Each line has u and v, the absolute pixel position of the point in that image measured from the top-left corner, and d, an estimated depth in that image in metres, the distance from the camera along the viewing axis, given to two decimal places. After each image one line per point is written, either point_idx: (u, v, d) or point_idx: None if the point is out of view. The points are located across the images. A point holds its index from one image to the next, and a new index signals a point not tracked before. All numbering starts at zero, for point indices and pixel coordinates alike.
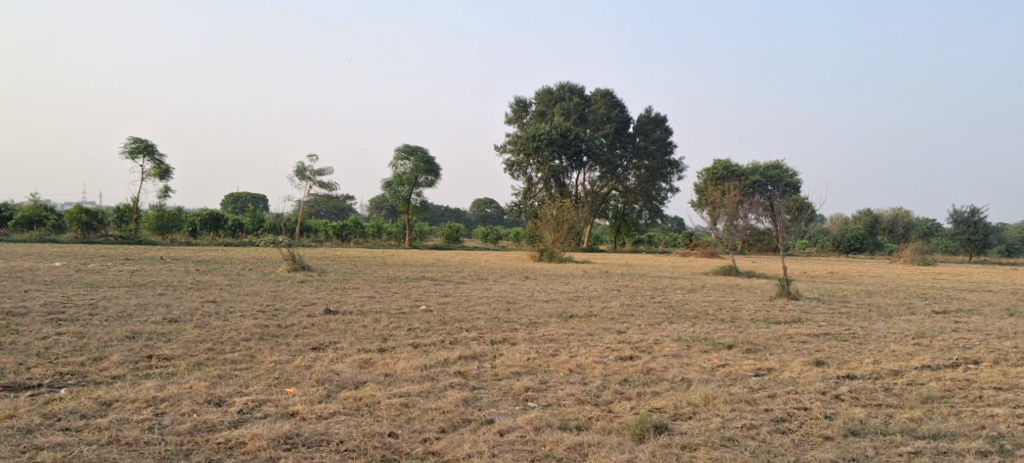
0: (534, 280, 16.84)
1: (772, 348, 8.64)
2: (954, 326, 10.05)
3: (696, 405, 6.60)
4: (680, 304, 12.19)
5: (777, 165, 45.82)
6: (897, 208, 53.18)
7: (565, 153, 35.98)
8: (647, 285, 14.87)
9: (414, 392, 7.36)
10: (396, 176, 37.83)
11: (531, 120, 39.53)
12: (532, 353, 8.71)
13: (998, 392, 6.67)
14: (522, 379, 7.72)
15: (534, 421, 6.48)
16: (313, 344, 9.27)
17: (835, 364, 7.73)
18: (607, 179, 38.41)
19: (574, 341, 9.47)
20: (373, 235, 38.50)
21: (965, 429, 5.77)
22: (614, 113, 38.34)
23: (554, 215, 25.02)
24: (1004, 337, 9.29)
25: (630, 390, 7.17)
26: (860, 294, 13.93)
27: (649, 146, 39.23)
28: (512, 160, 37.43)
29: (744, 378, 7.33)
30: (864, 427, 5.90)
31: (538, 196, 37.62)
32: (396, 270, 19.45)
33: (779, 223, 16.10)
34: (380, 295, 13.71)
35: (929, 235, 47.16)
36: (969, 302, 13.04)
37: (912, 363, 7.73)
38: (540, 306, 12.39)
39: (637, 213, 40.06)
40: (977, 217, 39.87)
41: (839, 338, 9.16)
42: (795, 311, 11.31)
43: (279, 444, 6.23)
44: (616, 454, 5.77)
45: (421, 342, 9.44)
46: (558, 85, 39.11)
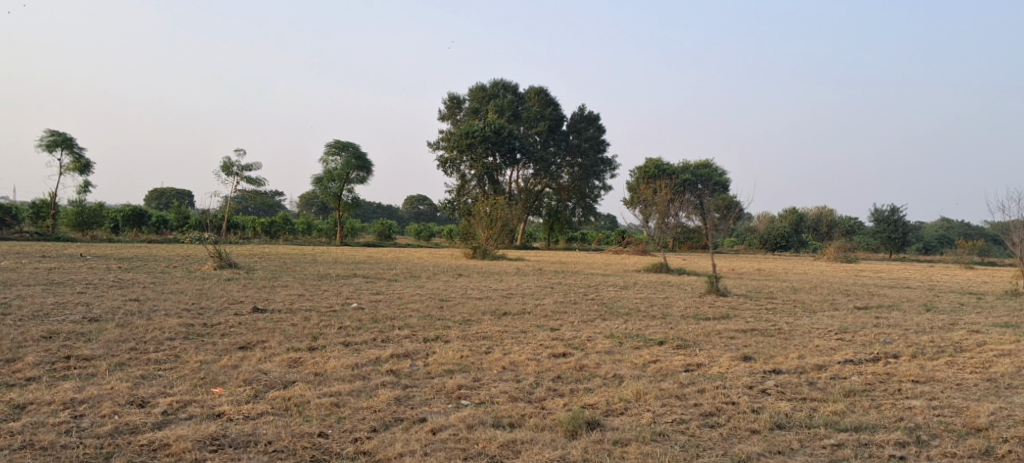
0: (468, 278, 16.72)
1: (701, 343, 8.82)
2: (875, 322, 10.44)
3: (627, 400, 6.68)
4: (612, 301, 12.32)
5: (707, 164, 46.90)
6: (821, 207, 55.10)
7: (499, 151, 35.97)
8: (580, 282, 15.02)
9: (345, 391, 7.23)
10: (326, 172, 37.20)
11: (465, 117, 39.34)
12: (465, 351, 8.67)
13: (914, 384, 6.95)
14: (455, 376, 7.68)
15: (467, 419, 6.44)
16: (240, 343, 9.00)
17: (761, 359, 7.93)
18: (540, 176, 38.56)
19: (507, 338, 9.46)
20: (304, 232, 37.76)
21: (885, 421, 5.98)
22: (548, 111, 38.57)
23: (488, 213, 25.00)
24: (921, 331, 9.69)
25: (562, 387, 7.20)
26: (786, 291, 14.36)
27: (582, 144, 39.64)
28: (445, 157, 37.18)
29: (674, 374, 7.45)
30: (789, 421, 6.06)
31: (471, 194, 37.52)
32: (328, 268, 19.02)
33: (706, 222, 16.26)
34: (311, 293, 13.44)
35: (851, 232, 48.99)
36: (889, 298, 13.58)
37: (835, 357, 8.00)
38: (473, 304, 12.37)
39: (570, 211, 40.37)
40: (897, 215, 41.69)
41: (765, 334, 9.41)
42: (724, 308, 11.54)
43: (204, 445, 6.02)
44: (549, 451, 5.77)
45: (352, 340, 9.30)
46: (491, 82, 39.09)
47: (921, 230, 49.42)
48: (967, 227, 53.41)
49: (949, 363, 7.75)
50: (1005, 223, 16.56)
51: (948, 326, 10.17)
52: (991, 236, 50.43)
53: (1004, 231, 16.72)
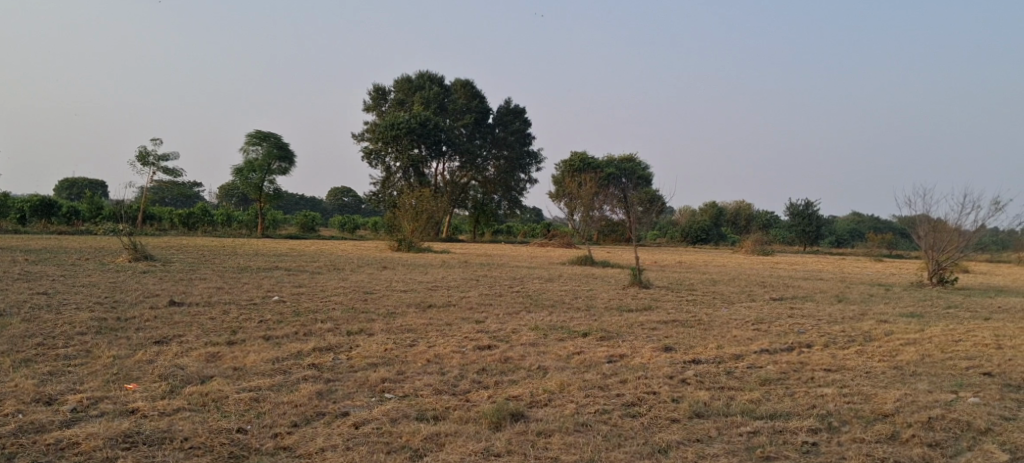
0: (393, 270, 16.54)
1: (624, 335, 8.96)
2: (790, 313, 10.82)
3: (551, 392, 6.72)
4: (537, 294, 12.37)
5: (631, 158, 47.65)
6: (740, 201, 56.81)
7: (425, 142, 35.66)
8: (506, 275, 15.04)
9: (265, 385, 7.03)
10: (246, 162, 36.14)
11: (390, 108, 38.74)
12: (389, 344, 8.55)
13: (826, 373, 7.21)
14: (379, 370, 7.57)
15: (391, 413, 6.36)
16: (155, 337, 8.66)
17: (682, 350, 8.10)
18: (467, 169, 38.44)
19: (432, 330, 9.40)
20: (223, 224, 36.66)
21: (799, 409, 6.19)
22: (474, 103, 38.60)
23: (414, 205, 24.76)
24: (833, 322, 10.09)
25: (487, 379, 7.18)
26: (706, 283, 14.73)
27: (508, 137, 39.75)
28: (370, 148, 36.61)
29: (597, 365, 7.54)
30: (708, 410, 6.21)
31: (397, 186, 37.11)
32: (248, 260, 18.49)
33: (632, 215, 16.61)
34: (230, 286, 13.04)
35: (768, 226, 50.71)
36: (804, 289, 14.08)
37: (752, 347, 8.24)
38: (398, 296, 12.23)
39: (496, 203, 40.44)
40: (811, 210, 43.37)
41: (686, 325, 9.62)
42: (646, 300, 11.77)
43: (117, 443, 5.76)
44: (473, 443, 5.75)
45: (273, 334, 9.06)
46: (417, 73, 38.75)
47: (834, 224, 51.55)
48: (876, 220, 55.96)
49: (859, 352, 8.07)
50: (911, 216, 17.41)
51: (857, 316, 10.61)
52: (897, 229, 52.90)
53: (910, 225, 17.59)
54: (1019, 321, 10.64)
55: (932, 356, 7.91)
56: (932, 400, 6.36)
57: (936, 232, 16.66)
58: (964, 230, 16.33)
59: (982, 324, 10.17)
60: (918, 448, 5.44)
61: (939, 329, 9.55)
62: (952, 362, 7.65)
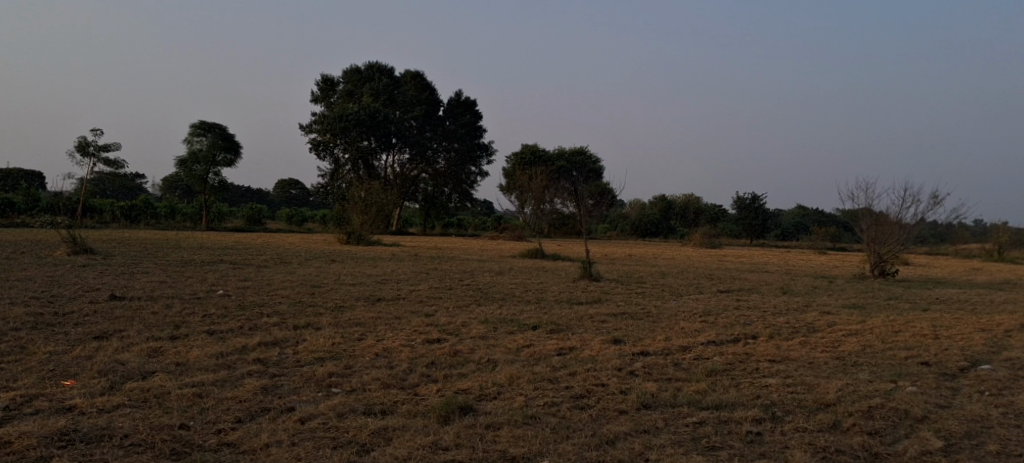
0: (342, 264, 16.32)
1: (574, 327, 8.99)
2: (736, 304, 11.00)
3: (500, 385, 6.69)
4: (487, 287, 12.32)
5: (582, 151, 47.91)
6: (688, 194, 57.62)
7: (374, 134, 35.30)
8: (456, 268, 14.97)
9: (209, 381, 6.86)
10: (190, 153, 35.27)
11: (339, 100, 38.21)
12: (337, 338, 8.43)
13: (771, 364, 7.35)
14: (326, 364, 7.45)
15: (337, 407, 6.25)
16: (95, 332, 8.38)
17: (630, 342, 8.16)
18: (417, 161, 38.12)
19: (381, 324, 9.30)
20: (167, 217, 35.81)
21: (743, 399, 6.28)
22: (423, 95, 38.37)
23: (363, 198, 24.50)
24: (778, 313, 10.29)
25: (436, 373, 7.12)
26: (655, 275, 14.89)
27: (458, 130, 39.63)
28: (318, 140, 36.05)
29: (547, 358, 7.54)
30: (655, 401, 6.26)
31: (345, 178, 36.66)
32: (192, 253, 18.06)
33: (582, 208, 16.68)
34: (173, 280, 12.69)
35: (716, 219, 51.54)
36: (750, 282, 14.34)
37: (699, 339, 8.34)
38: (347, 290, 12.09)
39: (447, 196, 40.21)
40: (758, 203, 44.29)
41: (635, 317, 9.70)
42: (596, 292, 11.85)
43: (52, 441, 5.54)
44: (421, 437, 5.69)
45: (217, 328, 8.85)
46: (366, 65, 38.31)
47: (779, 217, 52.65)
48: (820, 214, 57.38)
49: (802, 343, 8.24)
50: (853, 210, 17.86)
51: (801, 308, 10.83)
52: (840, 222, 54.33)
53: (852, 218, 18.06)
54: (955, 312, 10.99)
55: (873, 346, 8.12)
56: (871, 390, 6.52)
57: (878, 225, 17.12)
58: (905, 224, 16.81)
59: (919, 315, 10.47)
60: (858, 437, 5.56)
61: (879, 320, 9.82)
62: (892, 352, 7.86)
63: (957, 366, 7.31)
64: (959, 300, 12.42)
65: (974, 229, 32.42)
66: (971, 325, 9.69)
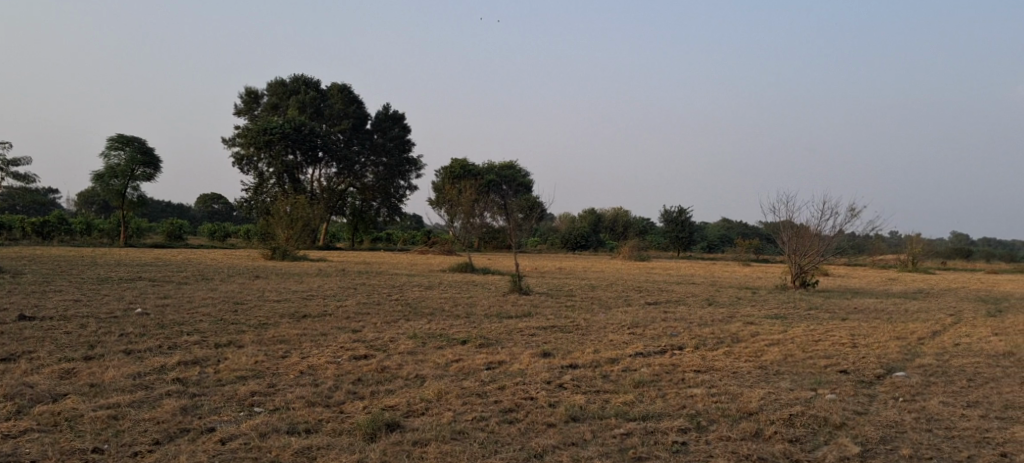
0: (266, 280, 15.89)
1: (503, 341, 8.93)
2: (663, 316, 11.15)
3: (428, 400, 6.58)
4: (416, 302, 12.17)
5: (512, 165, 48.10)
6: (617, 208, 58.51)
7: (300, 148, 34.68)
8: (385, 283, 14.74)
9: (124, 402, 6.53)
10: (107, 167, 33.93)
11: (263, 113, 37.44)
12: (260, 356, 8.16)
13: (697, 374, 7.45)
14: (249, 383, 7.20)
15: (260, 427, 6.03)
16: (0, 354, 7.90)
17: (560, 355, 8.15)
18: (344, 175, 37.60)
19: (306, 341, 9.05)
20: (82, 233, 34.27)
21: (670, 409, 6.34)
22: (351, 109, 37.93)
23: (288, 212, 23.95)
24: (703, 324, 10.46)
25: (362, 390, 6.96)
26: (584, 288, 14.97)
27: (387, 143, 39.35)
28: (241, 153, 35.18)
29: (476, 372, 7.46)
30: (584, 413, 6.25)
31: (270, 192, 35.82)
32: (109, 271, 17.32)
33: (512, 221, 16.71)
34: (88, 298, 12.11)
35: (644, 233, 52.46)
36: (677, 294, 14.56)
37: (627, 351, 8.40)
38: (271, 306, 11.74)
39: (375, 211, 39.73)
40: (684, 216, 45.37)
41: (564, 330, 9.72)
42: (526, 306, 11.84)
43: None
44: (346, 455, 5.54)
45: (135, 348, 8.46)
46: (292, 77, 37.67)
47: (705, 230, 53.95)
48: (744, 227, 59.05)
49: (727, 353, 8.40)
50: (775, 222, 18.41)
51: (726, 319, 11.04)
52: (764, 235, 56.00)
53: (774, 230, 18.60)
54: (871, 321, 11.38)
55: (794, 356, 8.33)
56: (793, 398, 6.66)
57: (799, 237, 17.68)
58: (824, 235, 17.43)
59: (838, 325, 10.80)
60: (779, 444, 5.66)
61: (800, 330, 10.09)
62: (812, 361, 8.07)
63: (873, 374, 7.55)
64: (875, 309, 12.90)
65: (888, 240, 33.87)
66: (887, 333, 10.05)
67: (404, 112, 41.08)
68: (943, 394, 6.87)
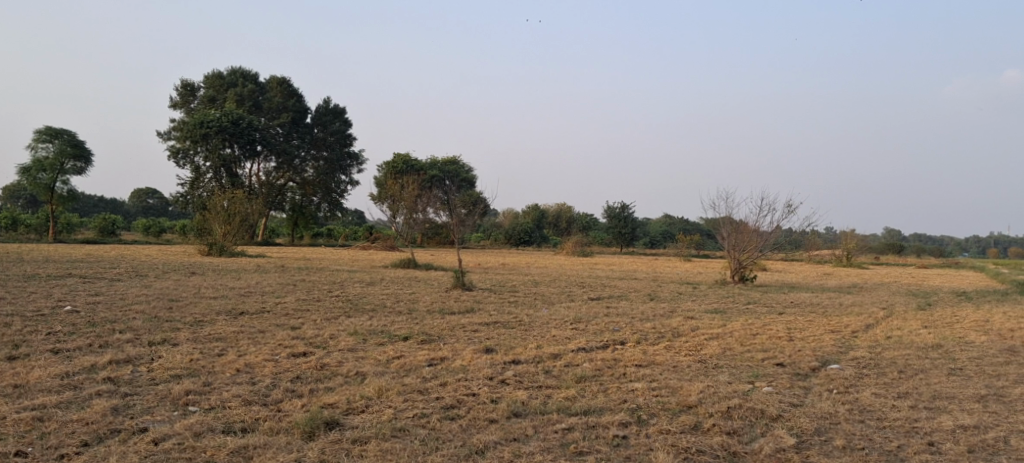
0: (202, 276, 15.46)
1: (445, 337, 8.86)
2: (606, 311, 11.23)
3: (368, 398, 6.48)
4: (357, 298, 11.99)
5: (455, 160, 47.93)
6: (561, 204, 58.85)
7: (238, 142, 33.92)
8: (325, 279, 14.50)
9: (50, 403, 6.25)
10: (35, 160, 32.59)
11: (199, 105, 36.49)
12: (195, 354, 7.92)
13: (638, 368, 7.51)
14: (183, 381, 6.97)
15: (194, 426, 5.85)
16: None
17: (502, 351, 8.13)
18: (283, 170, 36.92)
19: (243, 338, 8.82)
20: (7, 229, 32.84)
21: (611, 404, 6.37)
22: (291, 102, 37.26)
23: (225, 207, 23.37)
24: (644, 319, 10.58)
25: (301, 388, 6.81)
26: (527, 284, 14.99)
27: (327, 138, 38.78)
28: (177, 146, 34.23)
29: (417, 368, 7.38)
30: (525, 409, 6.24)
31: (207, 187, 34.94)
32: (35, 268, 16.64)
33: (456, 217, 16.64)
34: (12, 296, 11.59)
35: (587, 228, 52.92)
36: (619, 289, 14.69)
37: (570, 346, 8.43)
38: (207, 303, 11.42)
39: (316, 206, 39.14)
40: (627, 212, 45.94)
41: (507, 326, 9.69)
42: (469, 302, 11.77)
43: None
44: (283, 454, 5.41)
45: (62, 347, 8.11)
46: (229, 70, 36.80)
47: (647, 226, 54.68)
48: (685, 222, 60.10)
49: (667, 347, 8.50)
50: (715, 218, 18.73)
51: (667, 314, 11.18)
52: (704, 231, 57.02)
53: (714, 226, 18.93)
54: (806, 315, 11.67)
55: (732, 349, 8.48)
56: (731, 391, 6.78)
57: (738, 233, 18.04)
58: (762, 231, 17.82)
59: (774, 318, 11.03)
60: (717, 436, 5.74)
61: (739, 324, 10.29)
62: (750, 354, 8.22)
63: (809, 366, 7.73)
64: (811, 303, 13.22)
65: (823, 235, 34.86)
66: (822, 327, 10.31)
67: (345, 106, 40.53)
68: (874, 386, 7.07)
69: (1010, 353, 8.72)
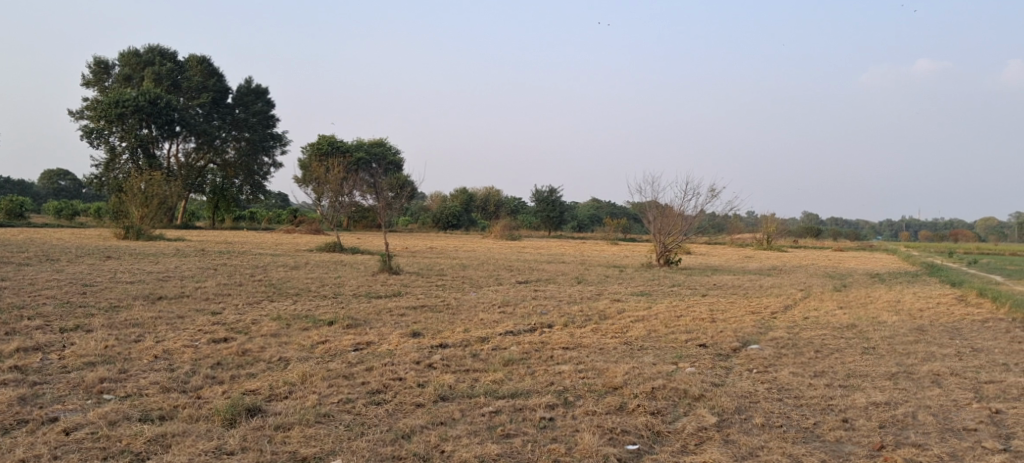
0: (117, 261, 14.85)
1: (372, 321, 8.75)
2: (533, 295, 11.29)
3: (292, 383, 6.34)
4: (281, 282, 11.73)
5: (382, 143, 47.35)
6: (490, 187, 58.86)
7: (156, 122, 32.66)
8: (248, 264, 14.14)
9: None
10: None
11: (114, 84, 34.94)
12: (110, 341, 7.60)
13: (564, 351, 7.57)
14: (97, 369, 6.68)
15: (109, 415, 5.61)
16: None
17: (429, 335, 8.08)
18: (203, 151, 35.77)
19: (161, 324, 8.52)
20: None
21: (538, 386, 6.41)
22: (211, 82, 36.05)
23: (143, 190, 22.51)
24: (571, 302, 10.69)
25: (222, 374, 6.62)
26: (456, 267, 14.94)
27: (249, 119, 37.70)
28: (90, 126, 32.71)
29: (342, 353, 7.26)
30: (453, 392, 6.22)
31: (123, 168, 33.56)
32: None
33: (383, 199, 16.44)
34: None
35: (516, 213, 53.13)
36: (547, 272, 14.79)
37: (497, 329, 8.43)
38: (123, 288, 10.98)
39: (238, 188, 38.08)
40: (555, 196, 46.34)
41: (434, 310, 9.65)
42: (396, 286, 11.66)
43: None
44: (203, 442, 5.23)
45: None
46: (146, 47, 35.31)
47: (575, 210, 55.22)
48: (612, 206, 60.93)
49: (594, 330, 8.60)
50: (642, 202, 19.02)
51: (594, 297, 11.31)
52: (631, 214, 57.92)
53: (640, 210, 19.23)
54: (729, 296, 11.98)
55: (657, 331, 8.63)
56: (655, 372, 6.90)
57: (663, 217, 18.37)
58: (686, 215, 18.21)
59: (698, 301, 11.28)
60: (642, 417, 5.84)
61: (663, 306, 10.50)
62: (674, 336, 8.39)
63: (730, 347, 7.93)
64: (733, 286, 13.58)
65: (745, 219, 35.83)
66: (743, 308, 10.62)
67: (268, 86, 39.46)
68: (792, 365, 7.30)
69: (919, 333, 9.15)
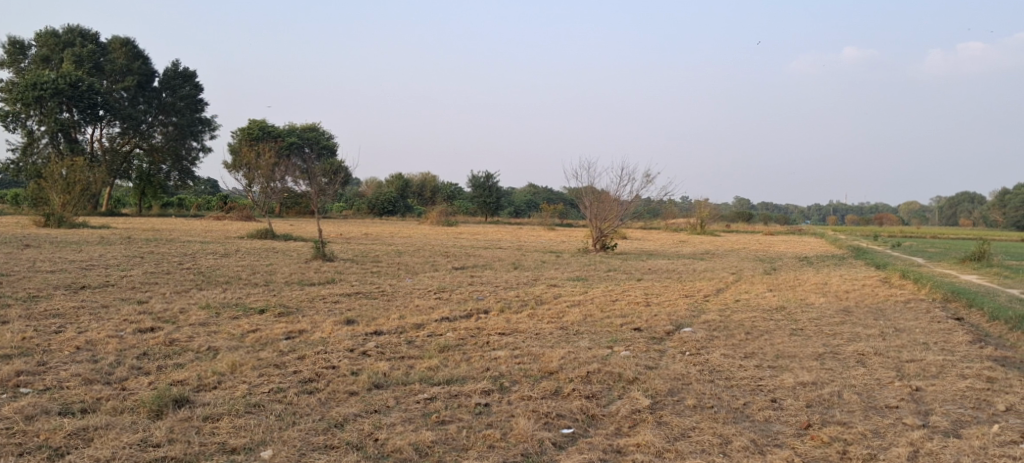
0: (37, 249, 14.19)
1: (304, 309, 8.58)
2: (469, 281, 11.24)
3: (221, 373, 6.16)
4: (210, 270, 11.40)
5: (315, 127, 46.50)
6: (426, 173, 58.45)
7: (76, 106, 31.33)
8: (176, 251, 13.71)
9: None
10: None
11: (31, 65, 33.37)
12: (28, 332, 7.25)
13: (501, 336, 7.55)
14: (13, 362, 6.36)
15: (26, 409, 5.35)
16: None
17: (364, 322, 7.96)
18: (128, 135, 34.53)
19: (84, 314, 8.18)
20: None
21: (474, 372, 6.38)
22: (136, 64, 34.72)
23: (64, 176, 21.56)
24: (508, 288, 10.68)
25: (148, 364, 6.39)
26: (391, 254, 14.78)
27: (176, 103, 36.50)
28: (6, 109, 31.22)
29: (274, 342, 7.10)
30: (387, 380, 6.14)
31: (42, 153, 32.14)
32: None
33: (315, 185, 16.15)
34: None
35: (453, 198, 52.91)
36: (485, 258, 14.77)
37: (433, 316, 8.36)
38: (42, 278, 10.50)
39: (165, 174, 36.94)
40: (491, 182, 46.29)
41: (369, 296, 9.52)
42: (330, 273, 11.46)
43: None
44: (127, 435, 5.05)
45: None
46: (65, 27, 33.81)
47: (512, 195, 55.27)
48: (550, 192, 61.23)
49: (530, 315, 8.62)
50: (578, 188, 19.13)
51: (530, 282, 11.32)
52: (569, 200, 58.34)
53: (577, 196, 19.34)
54: (663, 281, 12.14)
55: (593, 316, 8.70)
56: (591, 356, 6.94)
57: (599, 202, 18.52)
58: (622, 201, 18.40)
59: (633, 285, 11.41)
60: (577, 401, 5.86)
61: (599, 291, 10.59)
62: (609, 320, 8.47)
63: (664, 331, 8.04)
64: (668, 270, 13.80)
65: (679, 205, 36.42)
66: (676, 292, 10.81)
67: (195, 69, 38.20)
68: (723, 348, 7.45)
69: (844, 314, 9.45)
